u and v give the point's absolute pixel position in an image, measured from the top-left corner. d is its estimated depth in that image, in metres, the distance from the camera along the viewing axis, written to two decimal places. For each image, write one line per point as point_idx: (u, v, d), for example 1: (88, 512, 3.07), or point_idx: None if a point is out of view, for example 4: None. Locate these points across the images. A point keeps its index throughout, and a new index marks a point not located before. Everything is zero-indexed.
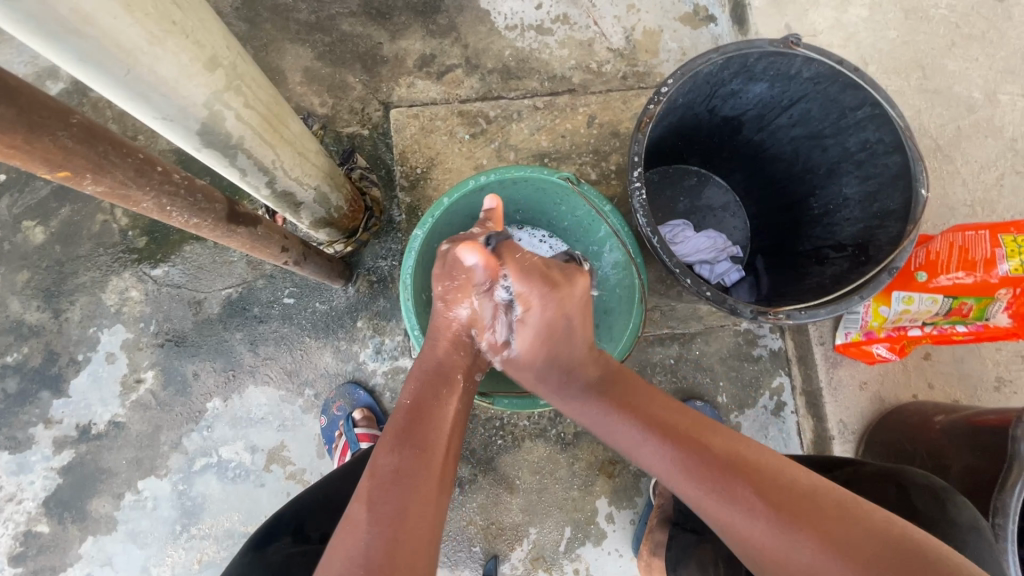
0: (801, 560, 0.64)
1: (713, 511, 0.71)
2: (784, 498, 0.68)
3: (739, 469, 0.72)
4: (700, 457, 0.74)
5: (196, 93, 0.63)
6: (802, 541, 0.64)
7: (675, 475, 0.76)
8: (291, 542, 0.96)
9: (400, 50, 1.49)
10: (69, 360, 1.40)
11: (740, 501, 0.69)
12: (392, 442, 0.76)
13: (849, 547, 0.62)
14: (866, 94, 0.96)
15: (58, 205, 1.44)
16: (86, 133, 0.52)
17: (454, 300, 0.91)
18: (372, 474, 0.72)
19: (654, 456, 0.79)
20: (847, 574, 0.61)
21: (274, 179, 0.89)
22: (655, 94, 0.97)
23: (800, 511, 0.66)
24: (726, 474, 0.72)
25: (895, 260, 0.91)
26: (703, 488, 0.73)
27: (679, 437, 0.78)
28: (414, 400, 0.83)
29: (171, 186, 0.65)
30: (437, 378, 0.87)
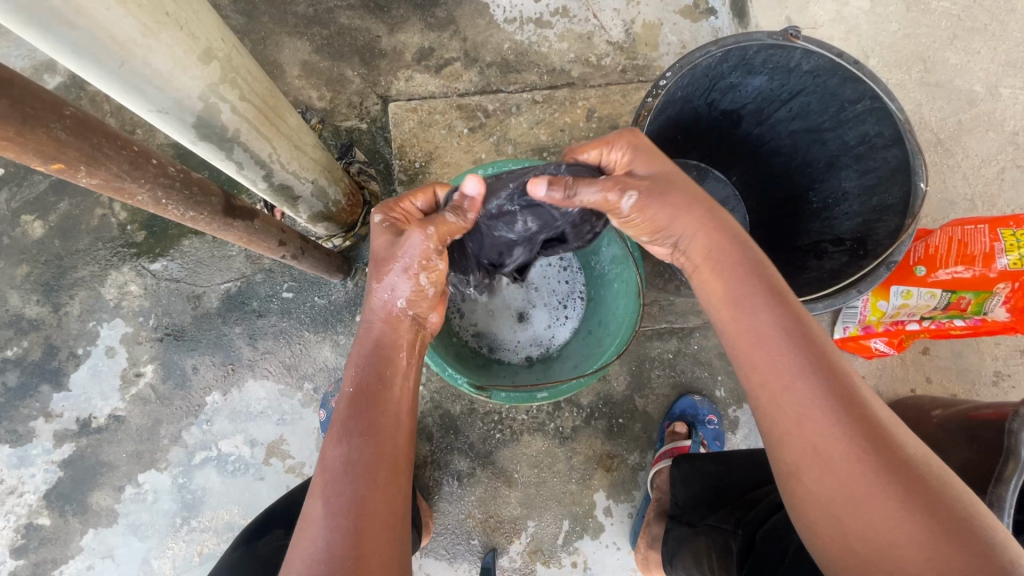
0: (857, 475, 0.58)
1: (796, 406, 0.63)
2: (872, 422, 0.61)
3: (843, 376, 0.64)
4: (810, 350, 0.65)
5: (191, 86, 0.63)
6: (870, 463, 0.58)
7: (774, 346, 0.66)
8: (284, 534, 0.97)
9: (399, 43, 1.48)
10: (70, 354, 1.40)
11: (831, 395, 0.62)
12: (339, 431, 0.71)
13: (920, 487, 0.57)
14: (866, 87, 0.95)
15: (56, 199, 1.44)
16: (79, 126, 0.52)
17: (381, 274, 0.81)
18: (324, 469, 0.69)
19: (754, 320, 0.69)
20: (901, 511, 0.56)
21: (272, 173, 0.89)
22: (654, 87, 0.96)
23: (884, 439, 0.60)
24: (827, 371, 0.64)
25: (894, 253, 0.90)
26: (799, 366, 0.64)
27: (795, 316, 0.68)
28: (357, 384, 0.76)
29: (166, 180, 0.64)
30: (378, 358, 0.79)
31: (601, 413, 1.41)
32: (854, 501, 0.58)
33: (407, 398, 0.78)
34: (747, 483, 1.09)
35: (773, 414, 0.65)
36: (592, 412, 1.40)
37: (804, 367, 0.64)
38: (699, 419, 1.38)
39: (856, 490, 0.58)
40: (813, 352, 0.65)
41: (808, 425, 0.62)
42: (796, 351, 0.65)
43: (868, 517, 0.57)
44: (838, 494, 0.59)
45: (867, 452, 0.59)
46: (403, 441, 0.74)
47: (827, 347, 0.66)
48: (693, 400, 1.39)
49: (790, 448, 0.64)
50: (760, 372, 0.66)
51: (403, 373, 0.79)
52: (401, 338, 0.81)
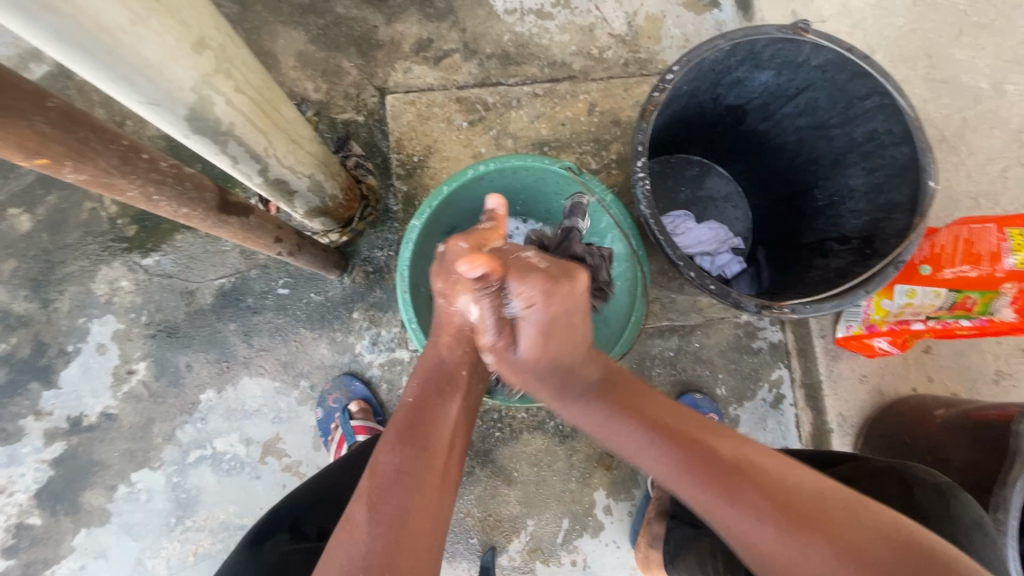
0: (821, 573, 0.57)
1: (739, 534, 0.63)
2: (765, 484, 0.64)
3: (724, 459, 0.67)
4: (688, 451, 0.70)
5: (183, 76, 0.60)
6: (828, 556, 0.57)
7: (654, 461, 0.72)
8: (288, 539, 0.95)
9: (397, 33, 1.45)
10: (60, 351, 1.37)
11: (721, 486, 0.65)
12: (393, 437, 0.73)
13: (833, 524, 0.59)
14: (876, 83, 0.93)
15: (44, 192, 1.40)
16: (64, 119, 0.49)
17: (453, 292, 0.82)
18: (373, 473, 0.70)
19: (633, 438, 0.75)
20: (827, 561, 0.57)
21: (268, 167, 0.87)
22: (660, 81, 0.94)
23: (784, 497, 0.62)
24: (706, 466, 0.67)
25: (902, 253, 0.89)
26: (711, 491, 0.66)
27: (658, 425, 0.74)
28: (417, 396, 0.80)
29: (158, 175, 0.62)
30: (444, 376, 0.83)
31: None
32: None
33: (458, 420, 0.81)
34: None
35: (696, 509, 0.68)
36: None
37: (685, 474, 0.68)
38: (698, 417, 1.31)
39: (781, 557, 0.60)
40: (717, 469, 0.67)
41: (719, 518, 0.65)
42: (699, 479, 0.67)
43: None
44: (775, 571, 0.60)
45: (770, 527, 0.61)
46: (450, 463, 0.75)
47: (732, 458, 0.67)
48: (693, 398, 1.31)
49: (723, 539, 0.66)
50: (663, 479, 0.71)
51: (462, 390, 0.84)
52: (452, 330, 0.85)
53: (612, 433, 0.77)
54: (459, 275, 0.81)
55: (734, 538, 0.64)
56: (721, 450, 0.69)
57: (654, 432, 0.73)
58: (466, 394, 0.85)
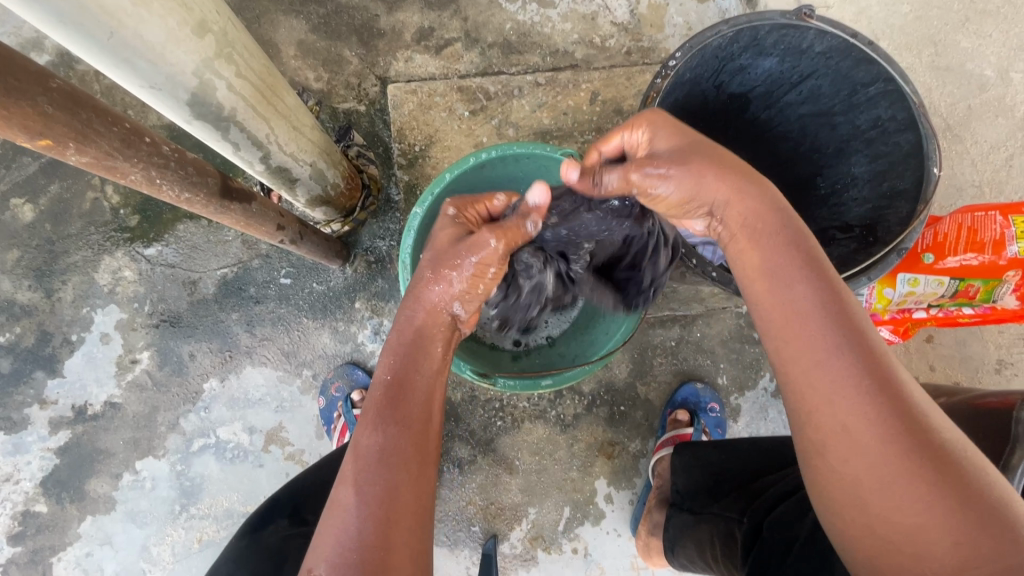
0: (885, 451, 0.57)
1: (835, 382, 0.60)
2: (912, 409, 0.59)
3: (886, 367, 0.60)
4: (834, 301, 0.63)
5: (185, 60, 0.60)
6: (900, 445, 0.57)
7: (814, 316, 0.63)
8: (288, 525, 0.96)
9: (398, 22, 1.44)
10: (63, 340, 1.38)
11: (873, 384, 0.59)
12: (373, 418, 0.72)
13: (954, 480, 0.55)
14: (881, 69, 0.92)
15: (46, 181, 1.40)
16: (67, 100, 0.49)
17: (440, 274, 0.84)
18: (356, 455, 0.69)
19: (790, 291, 0.65)
20: (902, 449, 0.57)
21: (269, 154, 0.86)
22: (663, 68, 0.93)
23: (919, 427, 0.58)
24: (869, 357, 0.60)
25: (905, 240, 0.89)
26: (834, 337, 0.61)
27: (836, 292, 0.64)
28: (393, 374, 0.77)
29: (160, 159, 0.62)
30: (415, 349, 0.80)
31: (603, 400, 1.40)
32: (877, 479, 0.57)
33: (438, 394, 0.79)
34: (745, 474, 1.07)
35: (801, 384, 0.63)
36: (594, 399, 1.40)
37: (846, 348, 0.61)
38: (700, 407, 1.38)
39: (884, 474, 0.57)
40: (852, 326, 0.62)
41: (841, 408, 0.59)
42: (832, 324, 0.62)
43: (890, 494, 0.56)
44: (857, 475, 0.59)
45: (902, 440, 0.57)
46: (433, 428, 0.75)
47: (867, 330, 0.63)
48: (694, 388, 1.38)
49: (813, 424, 0.62)
50: (792, 338, 0.64)
51: (437, 359, 0.81)
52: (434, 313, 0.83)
53: (773, 279, 0.67)
54: (464, 265, 0.84)
55: (817, 386, 0.61)
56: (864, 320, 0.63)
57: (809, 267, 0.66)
58: (441, 366, 0.82)
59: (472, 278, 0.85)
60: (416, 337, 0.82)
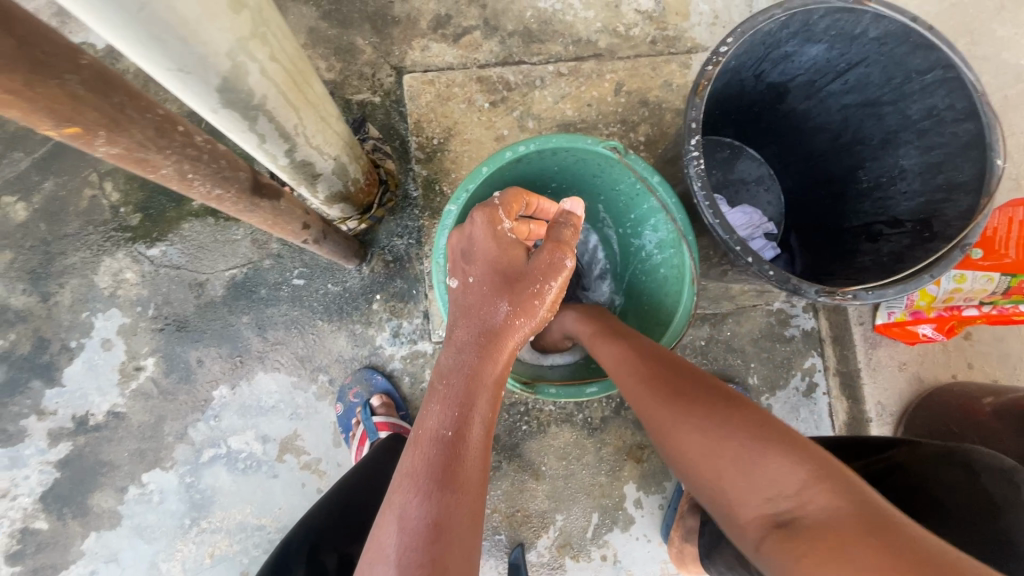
0: (692, 442, 0.66)
1: (649, 411, 0.74)
2: (707, 393, 0.69)
3: (679, 379, 0.73)
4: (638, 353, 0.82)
5: (219, 39, 0.53)
6: (698, 424, 0.66)
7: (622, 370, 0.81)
8: (306, 573, 0.92)
9: (413, 9, 1.37)
10: (62, 347, 1.30)
11: (659, 388, 0.74)
12: (414, 484, 0.63)
13: (757, 425, 0.62)
14: (939, 56, 0.88)
15: (40, 178, 1.32)
16: (98, 80, 0.43)
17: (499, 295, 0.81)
18: (401, 529, 0.60)
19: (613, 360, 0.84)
20: (701, 428, 0.65)
21: (295, 147, 0.80)
22: (714, 54, 0.88)
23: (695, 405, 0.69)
24: (661, 380, 0.75)
25: (969, 236, 0.83)
26: (637, 377, 0.78)
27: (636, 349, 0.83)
28: (451, 428, 0.68)
29: (194, 151, 0.55)
30: (465, 396, 0.72)
31: None
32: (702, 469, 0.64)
33: (487, 446, 0.70)
34: None
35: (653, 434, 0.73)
36: (622, 401, 1.35)
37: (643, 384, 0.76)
38: None
39: (702, 455, 0.64)
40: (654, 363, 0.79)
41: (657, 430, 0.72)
42: (637, 371, 0.79)
43: (716, 480, 0.62)
44: (697, 474, 0.65)
45: (696, 428, 0.66)
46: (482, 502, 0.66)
47: (674, 363, 0.78)
48: None
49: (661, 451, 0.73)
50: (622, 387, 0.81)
51: (490, 412, 0.73)
52: (504, 339, 0.79)
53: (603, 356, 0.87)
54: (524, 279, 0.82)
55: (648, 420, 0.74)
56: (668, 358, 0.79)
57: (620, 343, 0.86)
58: (491, 411, 0.74)
59: (522, 307, 0.80)
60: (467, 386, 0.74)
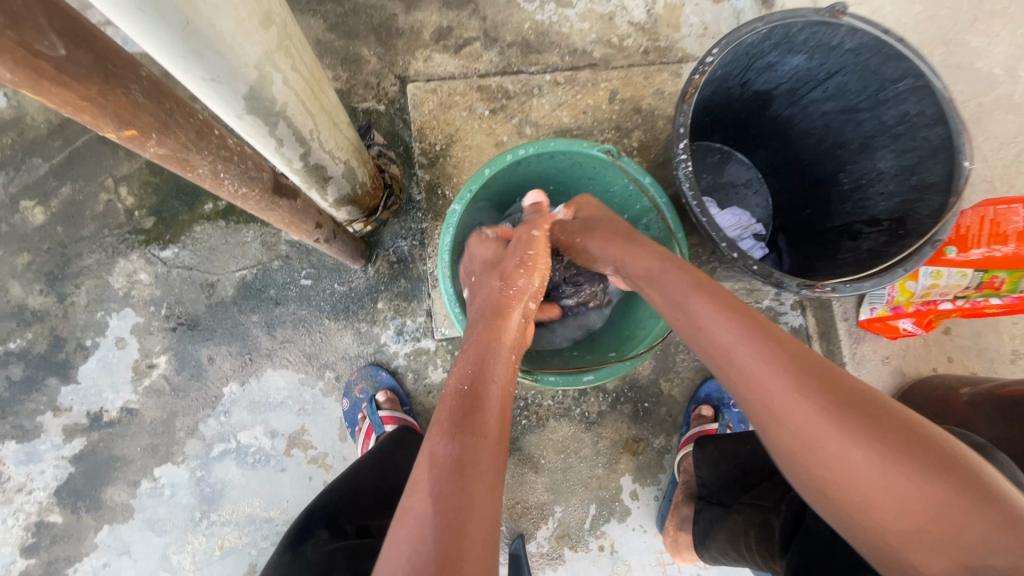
0: (847, 455, 0.57)
1: (773, 403, 0.63)
2: (860, 402, 0.59)
3: (819, 366, 0.63)
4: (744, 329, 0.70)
5: (250, 52, 0.59)
6: (857, 439, 0.57)
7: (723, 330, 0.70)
8: (328, 538, 0.97)
9: (416, 22, 1.44)
10: (77, 346, 1.35)
11: (792, 379, 0.62)
12: (448, 427, 0.69)
13: (932, 454, 0.55)
14: (910, 65, 0.94)
15: (57, 183, 1.37)
16: (154, 89, 0.48)
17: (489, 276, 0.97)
18: (431, 465, 0.65)
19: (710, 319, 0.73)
20: (862, 444, 0.56)
21: (309, 151, 0.85)
22: (700, 64, 0.94)
23: (837, 392, 0.60)
24: (791, 356, 0.64)
25: (939, 232, 0.90)
26: (754, 356, 0.66)
27: (740, 310, 0.71)
28: (468, 383, 0.76)
29: (227, 152, 0.60)
30: (483, 359, 0.81)
31: (627, 397, 1.40)
32: (854, 485, 0.57)
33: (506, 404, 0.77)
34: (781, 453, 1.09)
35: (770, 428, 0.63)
36: (618, 396, 1.40)
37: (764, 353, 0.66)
38: (725, 403, 1.40)
39: (859, 474, 0.56)
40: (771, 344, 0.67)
41: (776, 410, 0.62)
42: (754, 353, 0.66)
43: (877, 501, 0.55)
44: (843, 487, 0.57)
45: (866, 439, 0.56)
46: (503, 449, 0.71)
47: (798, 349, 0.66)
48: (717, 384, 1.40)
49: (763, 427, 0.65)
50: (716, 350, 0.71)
51: (506, 374, 0.80)
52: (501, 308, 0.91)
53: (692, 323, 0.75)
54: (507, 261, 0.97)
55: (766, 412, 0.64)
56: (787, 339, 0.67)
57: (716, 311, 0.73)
58: (509, 375, 0.81)
59: (508, 279, 0.94)
60: (483, 351, 0.83)
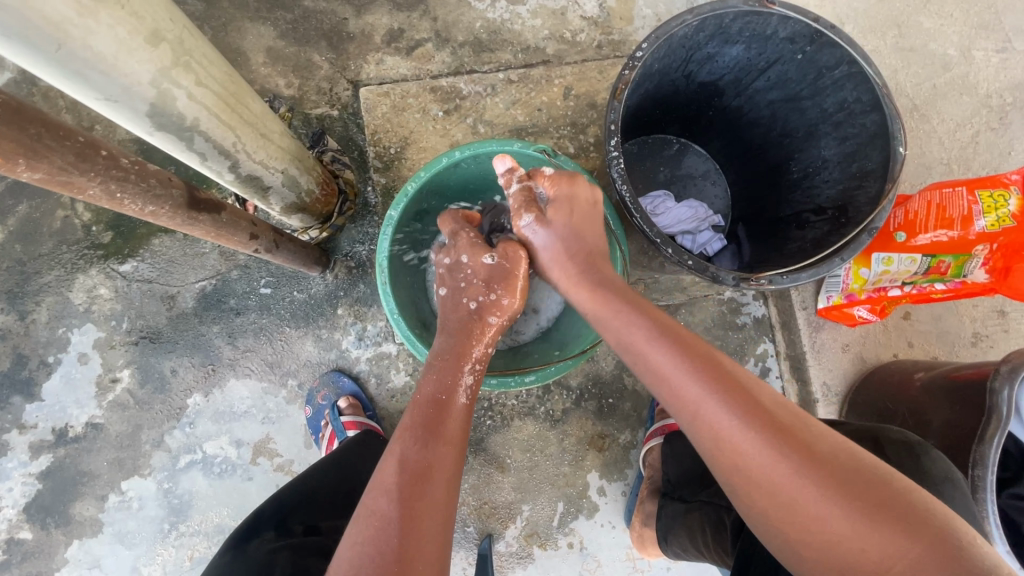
0: (790, 482, 0.60)
1: (716, 433, 0.65)
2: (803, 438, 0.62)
3: (760, 398, 0.65)
4: (690, 355, 0.70)
5: (139, 70, 0.59)
6: (793, 467, 0.60)
7: (679, 377, 0.69)
8: (274, 537, 0.94)
9: (367, 25, 1.43)
10: (40, 363, 1.35)
11: (743, 414, 0.64)
12: (412, 428, 0.75)
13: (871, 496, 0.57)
14: (843, 52, 0.94)
15: (13, 202, 1.37)
16: (13, 115, 0.49)
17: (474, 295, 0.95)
18: (397, 465, 0.70)
19: (657, 356, 0.72)
20: (799, 470, 0.60)
21: (238, 163, 0.85)
22: (630, 59, 0.93)
23: (806, 444, 0.61)
24: (781, 443, 0.61)
25: (875, 220, 0.90)
26: (699, 387, 0.67)
27: (688, 347, 0.71)
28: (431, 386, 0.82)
29: (119, 172, 0.61)
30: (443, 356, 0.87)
31: (591, 394, 1.40)
32: (787, 504, 0.60)
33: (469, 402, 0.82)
34: None
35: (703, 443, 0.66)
36: (582, 393, 1.40)
37: (721, 405, 0.65)
38: None
39: (801, 495, 0.59)
40: (713, 372, 0.68)
41: (745, 466, 0.62)
42: (706, 386, 0.67)
43: (807, 519, 0.58)
44: (778, 505, 0.60)
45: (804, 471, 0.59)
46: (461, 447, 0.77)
47: (740, 380, 0.67)
48: None
49: (728, 482, 0.65)
50: (676, 401, 0.68)
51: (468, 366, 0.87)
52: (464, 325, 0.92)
53: (639, 345, 0.74)
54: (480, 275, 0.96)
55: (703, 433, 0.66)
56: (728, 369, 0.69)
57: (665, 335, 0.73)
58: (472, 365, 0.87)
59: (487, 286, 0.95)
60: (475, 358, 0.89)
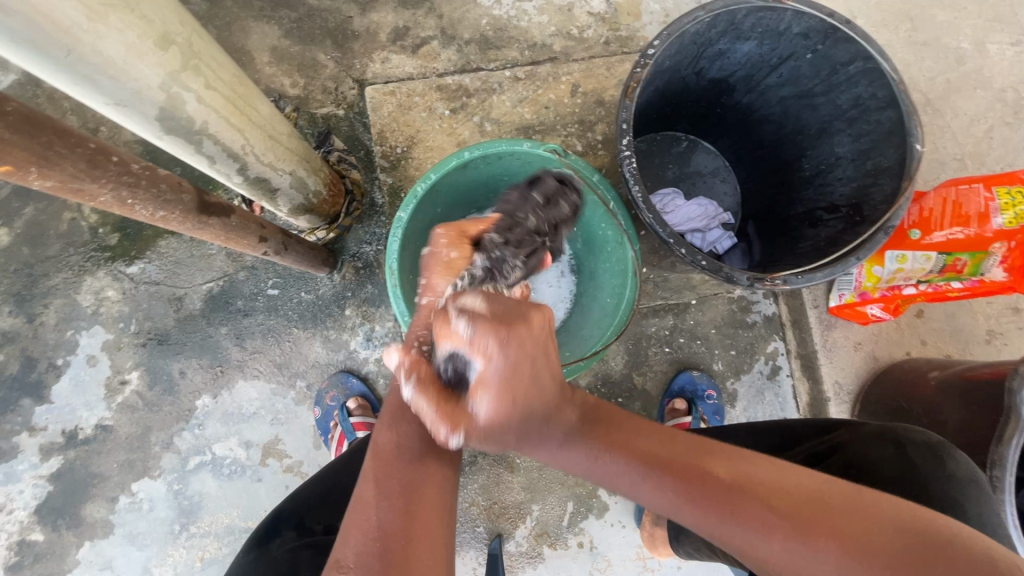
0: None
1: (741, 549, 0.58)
2: (824, 521, 0.55)
3: (763, 492, 0.59)
4: (677, 481, 0.62)
5: (149, 74, 0.58)
6: (828, 560, 0.53)
7: (681, 515, 0.61)
8: (295, 537, 0.94)
9: (372, 23, 1.42)
10: (49, 365, 1.36)
11: (755, 526, 0.57)
12: (391, 416, 0.72)
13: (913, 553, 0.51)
14: (859, 48, 0.92)
15: (20, 204, 1.37)
16: (23, 122, 0.48)
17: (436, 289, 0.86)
18: (374, 453, 0.68)
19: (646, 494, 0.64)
20: (834, 562, 0.53)
21: (246, 166, 0.84)
22: (641, 57, 0.92)
23: (829, 528, 0.55)
24: (806, 540, 0.55)
25: (891, 218, 0.89)
26: (702, 512, 0.60)
27: (676, 474, 0.63)
28: None
29: (130, 177, 0.61)
30: None
31: None
32: None
33: None
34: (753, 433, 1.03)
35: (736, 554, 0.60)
36: None
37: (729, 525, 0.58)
38: (698, 395, 1.31)
39: None
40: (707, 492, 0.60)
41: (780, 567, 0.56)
42: (708, 512, 0.60)
43: None
44: None
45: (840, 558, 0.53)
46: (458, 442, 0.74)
47: (736, 481, 0.60)
48: (690, 376, 1.32)
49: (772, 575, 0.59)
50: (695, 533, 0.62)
51: None
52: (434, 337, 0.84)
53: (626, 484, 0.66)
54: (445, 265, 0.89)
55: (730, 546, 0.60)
56: (721, 472, 0.61)
57: (643, 464, 0.65)
58: None
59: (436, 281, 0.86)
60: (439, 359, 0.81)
